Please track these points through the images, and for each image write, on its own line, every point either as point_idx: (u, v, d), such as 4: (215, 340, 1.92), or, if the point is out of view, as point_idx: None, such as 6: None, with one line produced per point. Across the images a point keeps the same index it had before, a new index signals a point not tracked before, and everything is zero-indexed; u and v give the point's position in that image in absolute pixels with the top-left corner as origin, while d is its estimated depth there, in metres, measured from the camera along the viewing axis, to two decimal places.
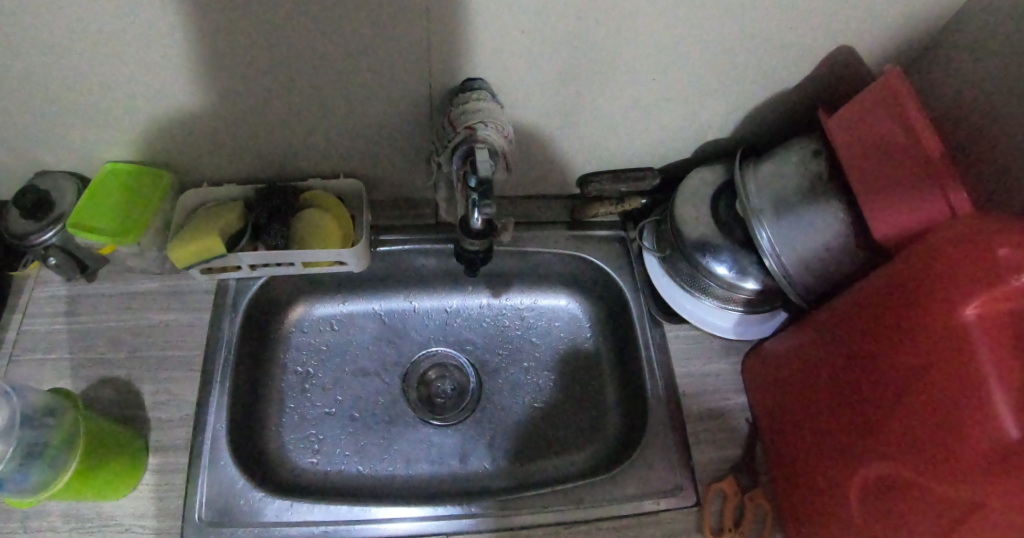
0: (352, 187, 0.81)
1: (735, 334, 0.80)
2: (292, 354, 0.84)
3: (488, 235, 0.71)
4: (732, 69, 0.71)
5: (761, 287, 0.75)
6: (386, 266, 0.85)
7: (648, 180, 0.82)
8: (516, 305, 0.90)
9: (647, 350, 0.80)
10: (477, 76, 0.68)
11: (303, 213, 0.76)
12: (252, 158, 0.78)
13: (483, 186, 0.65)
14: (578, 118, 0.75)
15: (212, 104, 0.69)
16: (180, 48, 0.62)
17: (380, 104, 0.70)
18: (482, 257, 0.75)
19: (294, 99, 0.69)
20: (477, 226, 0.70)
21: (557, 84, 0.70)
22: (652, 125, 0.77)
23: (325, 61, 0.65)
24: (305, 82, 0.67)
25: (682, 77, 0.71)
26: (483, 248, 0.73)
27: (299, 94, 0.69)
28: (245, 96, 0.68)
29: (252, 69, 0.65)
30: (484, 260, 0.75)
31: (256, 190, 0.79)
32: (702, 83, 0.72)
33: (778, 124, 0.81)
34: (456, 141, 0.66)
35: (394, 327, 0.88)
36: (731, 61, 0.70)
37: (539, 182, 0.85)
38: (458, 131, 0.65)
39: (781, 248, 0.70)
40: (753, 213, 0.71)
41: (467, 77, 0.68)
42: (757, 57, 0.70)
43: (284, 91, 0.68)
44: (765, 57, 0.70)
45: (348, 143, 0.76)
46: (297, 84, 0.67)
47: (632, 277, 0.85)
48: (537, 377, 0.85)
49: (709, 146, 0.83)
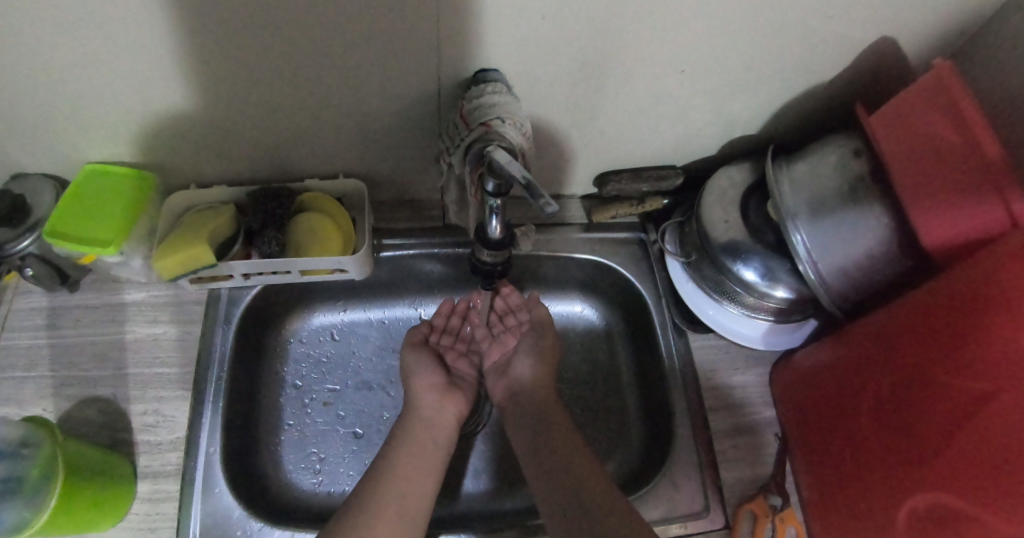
0: (353, 187, 0.75)
1: (764, 344, 0.75)
2: (291, 366, 0.78)
3: (507, 245, 0.63)
4: (764, 60, 0.66)
5: (794, 294, 0.70)
6: (389, 271, 0.79)
7: (670, 179, 0.76)
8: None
9: (671, 362, 0.74)
10: (491, 68, 0.62)
11: (300, 217, 0.70)
12: (245, 159, 0.72)
13: (525, 186, 0.52)
14: (598, 112, 0.69)
15: (198, 100, 0.63)
16: (168, 43, 0.56)
17: (387, 100, 0.65)
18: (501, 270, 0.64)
19: (285, 92, 0.63)
20: (496, 236, 0.61)
21: (577, 78, 0.64)
22: (676, 120, 0.72)
23: (321, 51, 0.58)
24: (298, 74, 0.61)
25: (712, 68, 0.65)
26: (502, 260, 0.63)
27: (293, 87, 0.62)
28: (233, 88, 0.62)
29: (238, 59, 0.58)
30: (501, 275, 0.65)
31: (248, 192, 0.73)
32: (733, 74, 0.67)
33: (808, 120, 0.76)
34: (471, 139, 0.60)
35: (398, 336, 0.82)
36: (765, 50, 0.64)
37: (554, 182, 0.78)
38: (473, 128, 0.60)
39: (818, 255, 0.66)
40: (789, 219, 0.67)
41: (479, 69, 0.62)
42: (793, 50, 0.65)
43: (276, 84, 0.62)
44: (802, 46, 0.64)
45: (348, 141, 0.70)
46: (290, 75, 0.61)
47: (654, 284, 0.78)
48: None
49: (735, 143, 0.77)
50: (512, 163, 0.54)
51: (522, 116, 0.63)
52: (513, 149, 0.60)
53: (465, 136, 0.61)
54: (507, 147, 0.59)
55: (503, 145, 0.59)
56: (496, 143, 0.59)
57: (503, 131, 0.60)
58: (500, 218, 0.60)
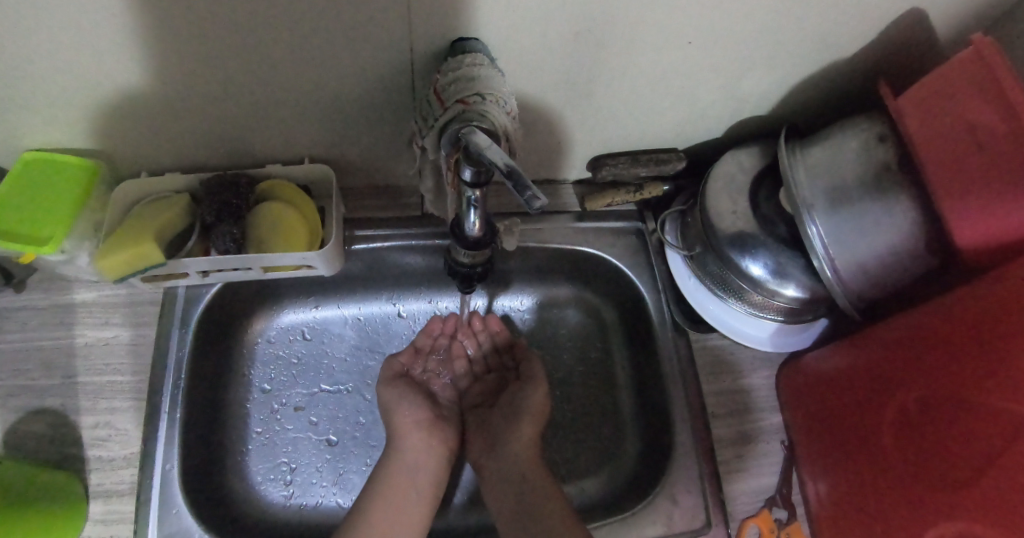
0: (321, 172, 0.67)
1: (772, 346, 0.69)
2: (259, 368, 0.72)
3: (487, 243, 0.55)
4: (781, 28, 0.58)
5: (807, 293, 0.63)
6: (363, 266, 0.71)
7: (671, 162, 0.68)
8: (516, 306, 0.78)
9: (671, 364, 0.68)
10: (471, 36, 0.54)
11: (259, 208, 0.63)
12: (200, 144, 0.65)
13: (506, 174, 0.44)
14: (594, 89, 0.61)
15: (136, 77, 0.55)
16: (94, 17, 0.48)
17: (355, 80, 0.57)
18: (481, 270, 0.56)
19: (237, 68, 0.55)
20: (474, 233, 0.54)
21: (567, 55, 0.57)
22: (681, 98, 0.64)
23: (273, 21, 0.50)
24: (249, 47, 0.53)
25: (723, 38, 0.57)
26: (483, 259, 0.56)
27: (245, 62, 0.54)
28: (175, 64, 0.54)
29: (177, 30, 0.50)
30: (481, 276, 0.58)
31: (204, 181, 0.66)
32: (747, 45, 0.59)
33: (824, 101, 0.68)
34: (445, 119, 0.53)
35: (375, 335, 0.75)
36: (785, 17, 0.56)
37: (544, 166, 0.71)
38: (448, 106, 0.53)
39: (834, 249, 0.60)
40: (805, 208, 0.61)
41: (457, 38, 0.54)
42: (814, 22, 0.57)
43: (225, 60, 0.54)
44: (825, 12, 0.57)
45: (313, 124, 0.63)
46: (240, 49, 0.53)
47: (654, 279, 0.71)
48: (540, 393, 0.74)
49: (744, 125, 0.70)
50: (494, 147, 0.46)
51: (507, 91, 0.55)
52: (494, 130, 0.52)
53: (441, 116, 0.53)
54: (489, 129, 0.52)
55: (484, 127, 0.51)
56: (477, 123, 0.51)
57: (483, 110, 0.52)
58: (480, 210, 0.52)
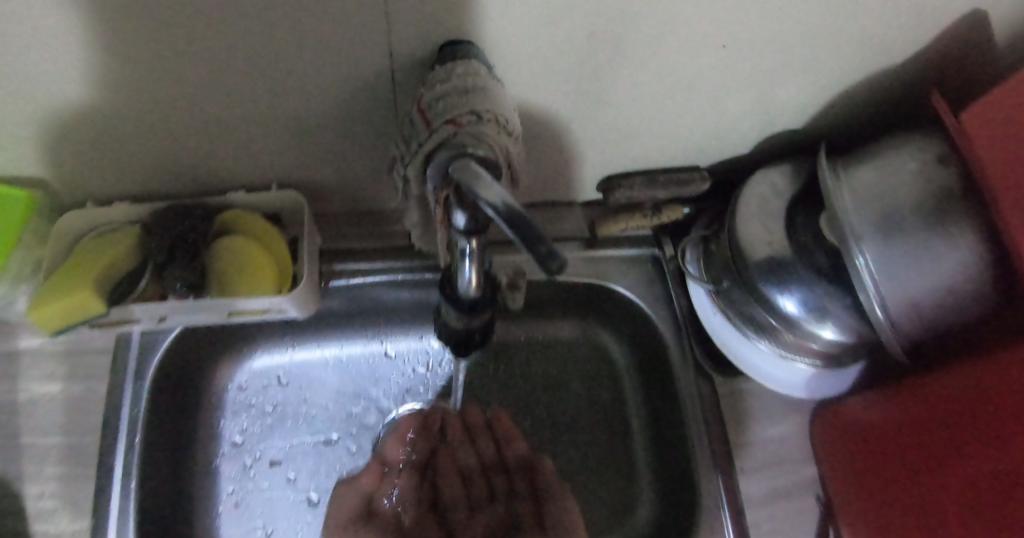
0: (292, 200, 0.58)
1: (806, 392, 0.61)
2: (228, 419, 0.63)
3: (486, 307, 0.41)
4: (826, 27, 0.49)
5: (850, 336, 0.56)
6: (344, 303, 0.63)
7: (694, 184, 0.60)
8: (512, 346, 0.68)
9: (695, 414, 0.60)
10: (461, 40, 0.45)
11: (221, 246, 0.55)
12: (154, 173, 0.56)
13: (510, 220, 0.33)
14: (609, 100, 0.53)
15: (69, 97, 0.47)
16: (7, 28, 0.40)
17: (327, 100, 0.49)
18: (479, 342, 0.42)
19: (188, 80, 0.46)
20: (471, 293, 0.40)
21: (575, 67, 0.49)
22: (705, 113, 0.56)
23: (226, 23, 0.42)
24: (199, 56, 0.44)
25: (761, 37, 0.49)
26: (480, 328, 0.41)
27: (197, 73, 0.46)
28: (114, 76, 0.45)
29: (111, 35, 0.42)
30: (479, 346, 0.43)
31: (156, 210, 0.57)
32: (787, 44, 0.50)
33: (867, 116, 0.60)
34: (431, 144, 0.44)
35: (359, 377, 0.66)
36: (835, 10, 0.48)
37: (549, 187, 0.63)
38: (435, 128, 0.44)
39: (886, 286, 0.52)
40: (852, 239, 0.52)
41: (445, 42, 0.45)
42: (858, 24, 0.49)
43: (172, 70, 0.45)
44: (876, 9, 0.48)
45: (282, 149, 0.55)
46: (189, 58, 0.44)
47: (674, 314, 0.63)
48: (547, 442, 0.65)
49: (775, 142, 0.62)
50: (495, 187, 0.35)
51: (508, 105, 0.46)
52: (493, 156, 0.43)
53: (426, 140, 0.45)
54: (487, 156, 0.42)
55: (481, 153, 0.42)
56: (473, 149, 0.42)
57: (479, 131, 0.43)
58: (477, 266, 0.39)
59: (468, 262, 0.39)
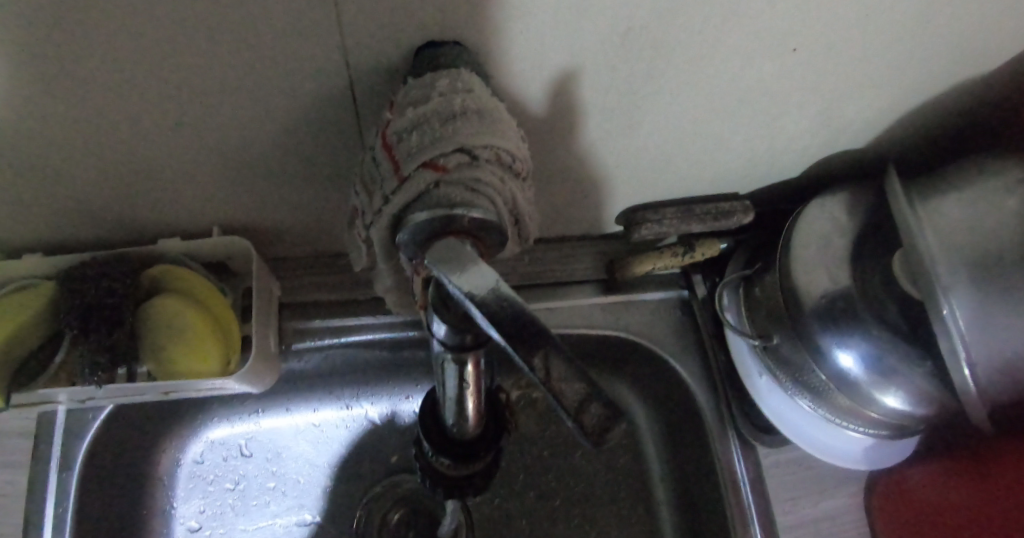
0: (240, 246, 0.48)
1: (866, 463, 0.51)
2: (180, 501, 0.53)
3: (488, 451, 0.31)
4: (913, 21, 0.38)
5: (923, 407, 0.45)
6: (315, 363, 0.53)
7: (734, 217, 0.50)
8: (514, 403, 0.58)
9: (735, 488, 0.50)
10: (444, 40, 0.33)
11: (147, 313, 0.44)
12: (65, 217, 0.45)
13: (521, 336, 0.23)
14: (638, 118, 0.41)
15: None
16: None
17: (272, 129, 0.38)
18: (477, 486, 0.33)
19: (88, 105, 0.35)
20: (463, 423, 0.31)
21: (593, 81, 0.38)
22: (751, 130, 0.45)
23: (126, 30, 0.31)
24: (97, 74, 0.33)
25: (839, 35, 0.38)
26: (477, 474, 0.32)
27: (98, 96, 0.35)
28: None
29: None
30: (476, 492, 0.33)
31: (69, 265, 0.46)
32: (867, 46, 0.39)
33: (945, 133, 0.49)
34: (404, 198, 0.32)
35: (337, 446, 0.56)
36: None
37: (557, 219, 0.52)
38: (407, 174, 0.32)
39: (973, 342, 0.41)
40: (938, 288, 0.41)
41: (424, 43, 0.33)
42: (953, 16, 0.38)
43: (65, 94, 0.34)
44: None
45: (223, 185, 0.44)
46: (85, 77, 0.33)
47: (706, 369, 0.54)
48: (559, 516, 0.55)
49: (829, 162, 0.51)
50: (500, 287, 0.25)
51: (513, 133, 0.34)
52: (492, 215, 0.32)
53: (393, 191, 0.32)
54: (483, 217, 0.31)
55: (474, 215, 0.31)
56: (462, 209, 0.31)
57: (471, 178, 0.32)
58: (476, 394, 0.29)
59: (461, 387, 0.29)
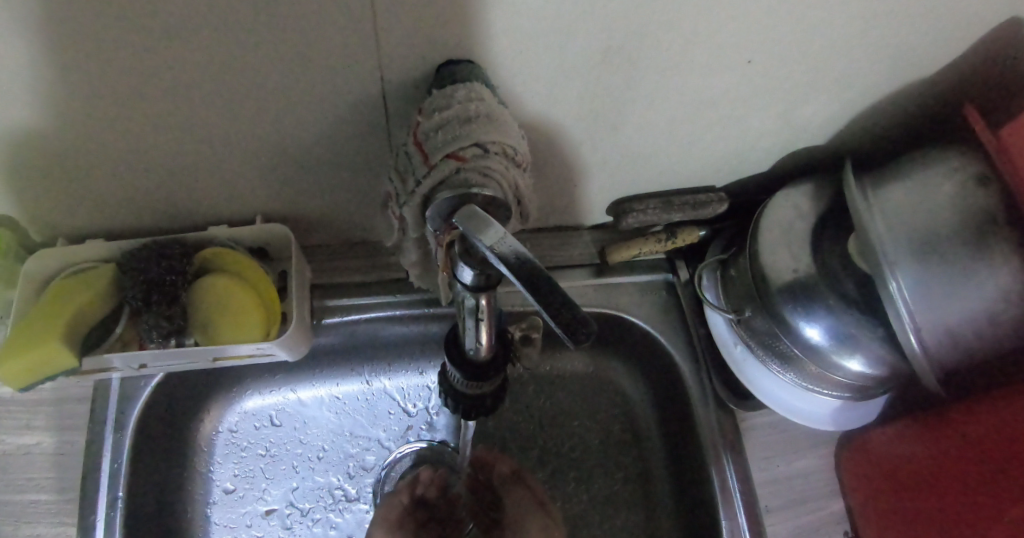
0: (277, 233, 0.54)
1: (835, 426, 0.57)
2: (218, 466, 0.59)
3: (498, 374, 0.38)
4: (853, 35, 0.45)
5: (879, 370, 0.52)
6: (342, 339, 0.60)
7: (710, 206, 0.57)
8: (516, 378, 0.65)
9: (716, 449, 0.56)
10: (460, 59, 0.41)
11: (200, 287, 0.51)
12: (130, 207, 0.52)
13: (530, 280, 0.30)
14: (624, 119, 0.48)
15: (32, 130, 0.43)
16: None
17: (315, 126, 0.45)
18: (488, 406, 0.40)
19: (163, 106, 0.42)
20: (479, 353, 0.37)
21: (586, 86, 0.45)
22: (721, 131, 0.52)
23: (201, 44, 0.38)
24: (176, 79, 0.40)
25: (790, 47, 0.45)
26: (490, 393, 0.39)
27: (172, 100, 0.42)
28: (78, 103, 0.41)
29: (74, 61, 0.38)
30: (487, 411, 0.40)
31: (130, 248, 0.53)
32: (814, 58, 0.46)
33: (896, 133, 0.56)
34: (431, 182, 0.39)
35: (358, 416, 0.62)
36: (863, 18, 0.44)
37: (555, 212, 0.59)
38: (434, 162, 0.39)
39: (918, 311, 0.47)
40: (885, 264, 0.48)
41: (444, 61, 0.41)
42: (888, 32, 0.46)
43: (145, 99, 0.41)
44: (907, 16, 0.44)
45: (267, 179, 0.50)
46: (165, 82, 0.40)
47: (691, 344, 0.60)
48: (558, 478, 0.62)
49: (796, 160, 0.58)
50: (507, 238, 0.31)
51: (515, 132, 0.41)
52: (500, 196, 0.39)
53: (422, 178, 0.39)
54: (494, 196, 0.38)
55: (487, 194, 0.38)
56: (477, 188, 0.38)
57: (484, 167, 0.38)
58: (490, 327, 0.36)
59: (478, 318, 0.35)
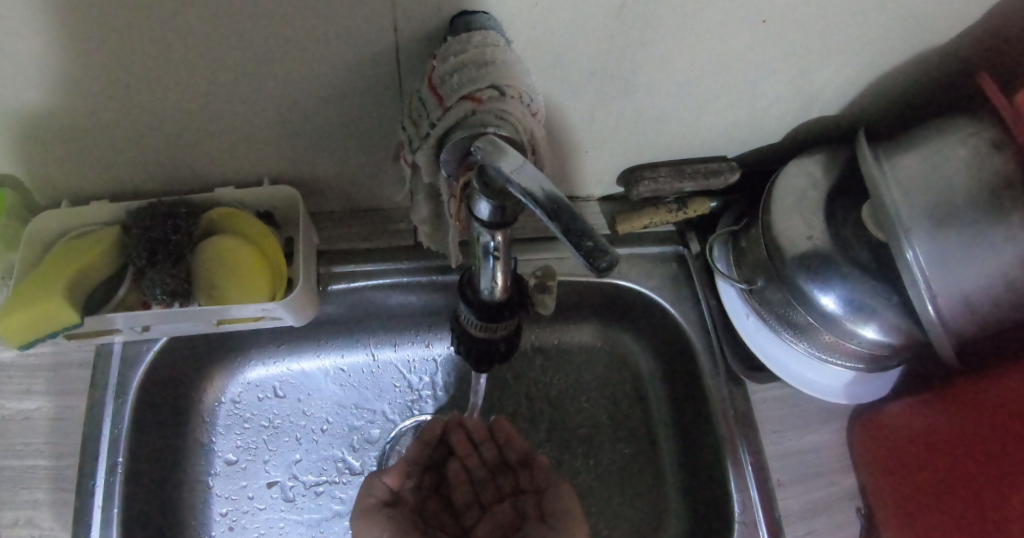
0: (285, 195, 0.54)
1: (847, 397, 0.56)
2: (220, 436, 0.58)
3: (511, 319, 0.39)
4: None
5: (895, 338, 0.51)
6: (348, 307, 0.59)
7: (722, 175, 0.56)
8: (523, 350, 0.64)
9: (727, 422, 0.56)
10: (476, 9, 0.40)
11: (206, 247, 0.50)
12: (134, 168, 0.51)
13: (550, 209, 0.29)
14: (638, 81, 0.48)
15: (35, 81, 0.42)
16: None
17: (326, 81, 0.45)
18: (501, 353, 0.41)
19: (172, 58, 0.41)
20: (494, 295, 0.38)
21: (600, 42, 0.44)
22: (736, 95, 0.51)
23: None
24: (185, 28, 0.39)
25: (809, 7, 0.44)
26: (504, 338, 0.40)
27: (181, 52, 0.41)
28: (83, 53, 0.40)
29: (81, 5, 0.37)
30: (502, 359, 0.41)
31: (134, 209, 0.52)
32: (833, 19, 0.46)
33: (910, 101, 0.55)
34: (446, 124, 0.38)
35: (364, 387, 0.61)
36: None
37: (566, 181, 0.58)
38: (450, 105, 0.38)
39: (934, 278, 0.46)
40: (900, 230, 0.47)
41: (460, 11, 0.40)
42: None
43: (153, 50, 0.40)
44: None
45: (274, 139, 0.50)
46: (174, 31, 0.39)
47: (700, 315, 0.60)
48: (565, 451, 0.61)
49: (809, 129, 0.57)
50: (526, 167, 0.30)
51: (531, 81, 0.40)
52: (517, 138, 0.38)
53: (436, 120, 0.39)
54: (510, 136, 0.37)
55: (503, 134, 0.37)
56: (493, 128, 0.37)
57: (500, 109, 0.38)
58: (506, 268, 0.36)
59: (494, 258, 0.35)
